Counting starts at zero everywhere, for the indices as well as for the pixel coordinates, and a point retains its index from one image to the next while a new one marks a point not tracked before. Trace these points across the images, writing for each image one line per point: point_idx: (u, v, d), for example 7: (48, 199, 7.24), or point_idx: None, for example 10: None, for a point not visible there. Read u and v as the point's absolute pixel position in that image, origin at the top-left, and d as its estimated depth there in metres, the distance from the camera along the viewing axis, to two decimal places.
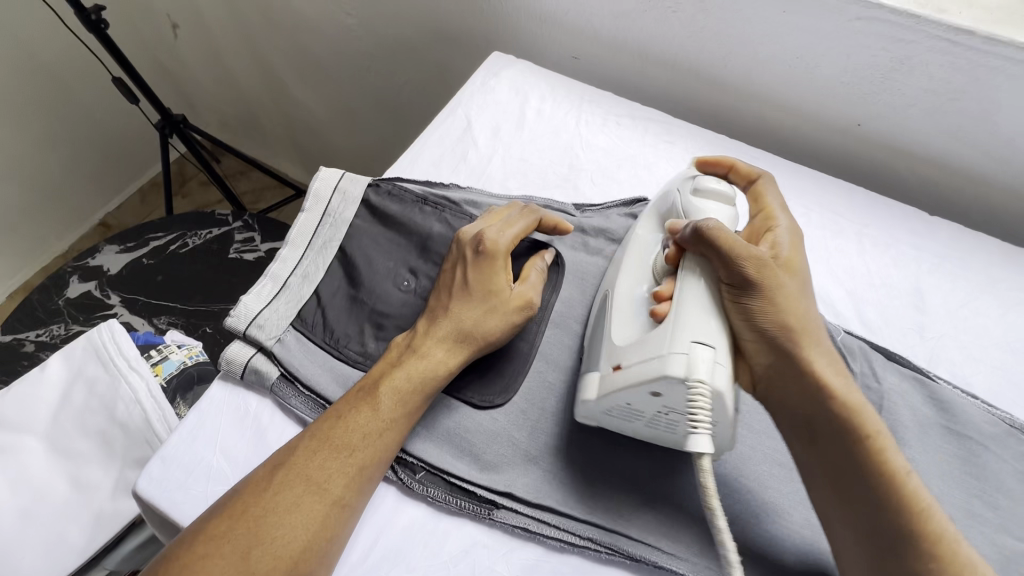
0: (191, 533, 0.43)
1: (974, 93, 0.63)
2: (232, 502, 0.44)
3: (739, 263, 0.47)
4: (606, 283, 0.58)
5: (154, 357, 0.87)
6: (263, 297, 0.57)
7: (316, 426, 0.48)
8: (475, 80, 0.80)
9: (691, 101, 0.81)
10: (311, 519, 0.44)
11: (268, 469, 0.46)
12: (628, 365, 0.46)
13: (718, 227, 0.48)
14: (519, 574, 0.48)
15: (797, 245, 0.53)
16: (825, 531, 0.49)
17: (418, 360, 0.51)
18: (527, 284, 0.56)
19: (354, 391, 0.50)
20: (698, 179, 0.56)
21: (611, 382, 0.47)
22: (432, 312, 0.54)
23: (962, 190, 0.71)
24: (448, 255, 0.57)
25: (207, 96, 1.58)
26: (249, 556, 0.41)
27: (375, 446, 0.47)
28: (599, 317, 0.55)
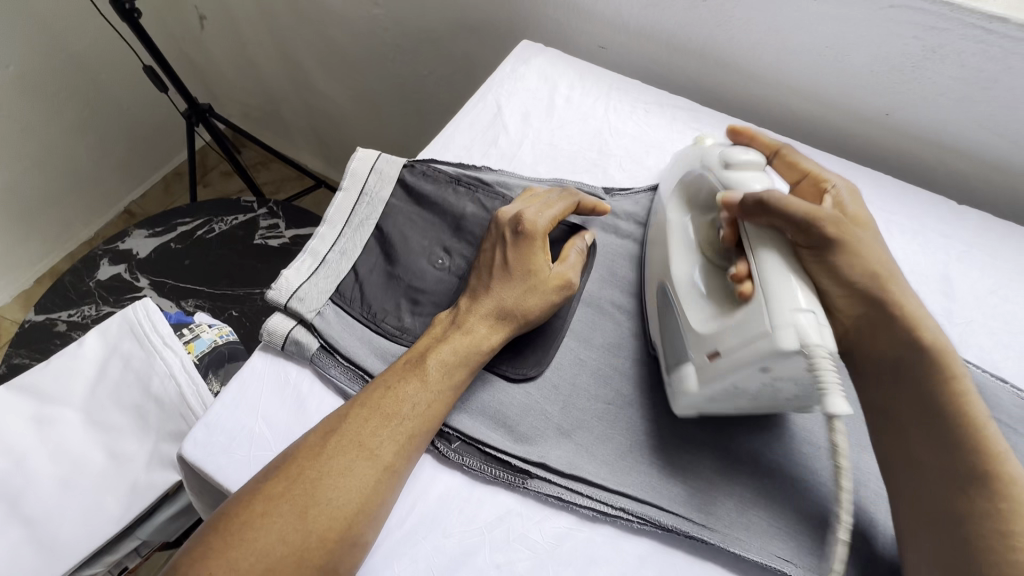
0: (246, 492, 0.45)
1: (1005, 82, 0.63)
2: (284, 463, 0.46)
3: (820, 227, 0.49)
4: (658, 268, 0.59)
5: (186, 335, 0.89)
6: (303, 272, 0.59)
7: (365, 395, 0.50)
8: (504, 67, 0.81)
9: (718, 91, 0.82)
10: (363, 484, 0.45)
11: (319, 435, 0.47)
12: (727, 347, 0.47)
13: (785, 199, 0.49)
14: (552, 541, 0.49)
15: (859, 204, 0.56)
16: (852, 507, 0.50)
17: (462, 336, 0.52)
18: (567, 265, 0.57)
19: (401, 363, 0.52)
20: (721, 154, 0.57)
21: (712, 368, 0.48)
22: (476, 290, 0.55)
23: (992, 181, 0.71)
24: (486, 237, 0.58)
25: (232, 87, 1.60)
26: (306, 515, 0.43)
27: (422, 416, 0.49)
28: (670, 302, 0.55)
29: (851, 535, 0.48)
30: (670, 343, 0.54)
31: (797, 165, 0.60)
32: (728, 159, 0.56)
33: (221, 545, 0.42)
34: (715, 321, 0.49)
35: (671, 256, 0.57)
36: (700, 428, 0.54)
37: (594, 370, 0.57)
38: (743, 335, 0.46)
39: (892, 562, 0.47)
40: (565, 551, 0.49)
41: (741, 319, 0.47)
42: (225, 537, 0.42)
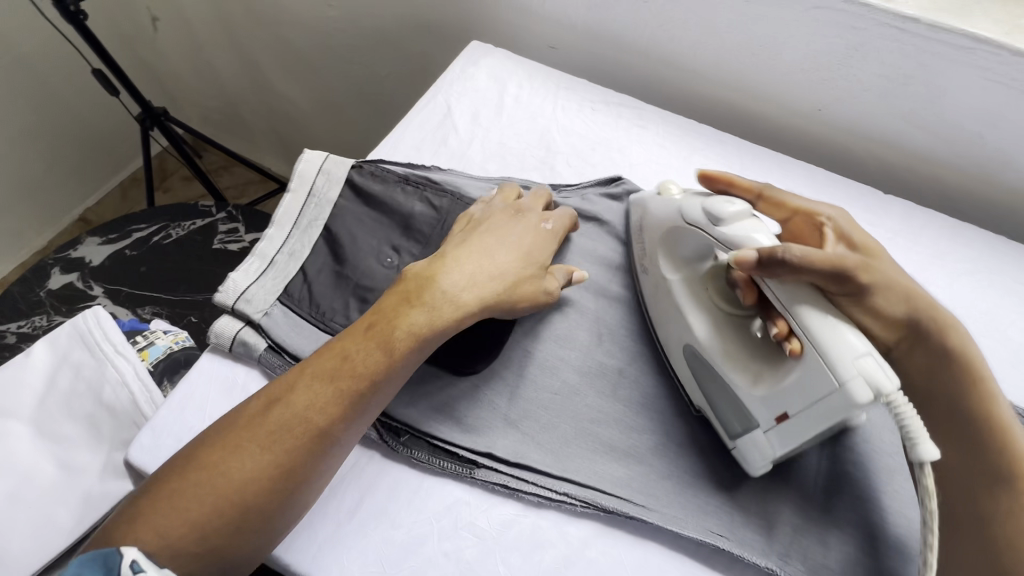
0: (192, 450, 0.46)
1: (920, 78, 0.67)
2: (230, 427, 0.46)
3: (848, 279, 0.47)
4: (672, 331, 0.57)
5: (140, 342, 0.87)
6: (250, 273, 0.59)
7: (318, 361, 0.49)
8: (454, 68, 0.82)
9: (663, 89, 0.85)
10: (305, 452, 0.46)
11: (275, 390, 0.48)
12: (797, 413, 0.47)
13: (798, 254, 0.47)
14: (499, 528, 0.51)
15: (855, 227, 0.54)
16: (782, 479, 0.52)
17: (434, 305, 0.51)
18: (559, 274, 0.59)
19: (363, 327, 0.51)
20: (704, 206, 0.55)
21: (784, 434, 0.48)
22: (454, 257, 0.55)
23: (915, 171, 0.75)
24: (488, 220, 0.59)
25: (189, 90, 1.57)
26: (249, 466, 0.45)
27: (374, 385, 0.49)
28: (707, 370, 0.54)
29: (781, 508, 0.51)
30: (721, 410, 0.53)
31: (781, 201, 0.57)
32: (710, 213, 0.53)
33: (159, 503, 0.43)
34: (770, 387, 0.49)
35: (686, 319, 0.56)
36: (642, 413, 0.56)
37: (540, 361, 0.58)
38: (805, 396, 0.46)
39: (816, 529, 0.50)
40: (511, 538, 0.50)
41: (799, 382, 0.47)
42: (163, 496, 0.43)
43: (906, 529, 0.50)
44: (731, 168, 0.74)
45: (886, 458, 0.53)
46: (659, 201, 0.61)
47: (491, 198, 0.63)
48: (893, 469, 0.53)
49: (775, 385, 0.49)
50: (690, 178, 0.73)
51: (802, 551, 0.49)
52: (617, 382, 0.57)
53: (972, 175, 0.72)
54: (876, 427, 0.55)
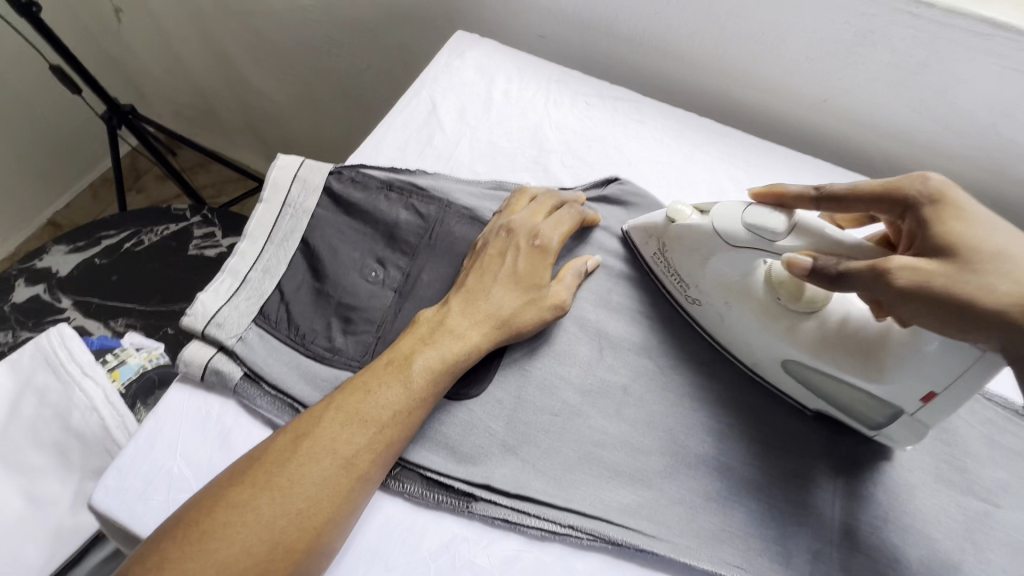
0: (208, 494, 0.42)
1: (935, 66, 0.63)
2: (249, 468, 0.43)
3: (962, 289, 0.39)
4: (760, 352, 0.53)
5: (111, 362, 0.82)
6: (221, 294, 0.54)
7: (342, 397, 0.46)
8: (437, 61, 0.77)
9: (658, 82, 0.80)
10: (335, 491, 0.43)
11: (288, 438, 0.44)
12: (947, 389, 0.43)
13: (888, 260, 0.41)
14: (500, 565, 0.47)
15: (971, 199, 0.45)
16: (800, 500, 0.49)
17: (451, 340, 0.50)
18: (564, 283, 0.56)
19: (382, 363, 0.49)
20: (745, 224, 0.50)
21: (935, 412, 0.45)
22: (468, 294, 0.53)
23: (924, 164, 0.72)
24: (493, 239, 0.56)
25: (159, 86, 1.49)
26: (273, 523, 0.41)
27: (402, 421, 0.46)
28: (815, 373, 0.50)
29: (798, 532, 0.48)
30: (849, 406, 0.50)
31: (856, 189, 0.48)
32: (758, 230, 0.49)
33: (176, 553, 0.39)
34: (900, 373, 0.45)
35: (770, 335, 0.52)
36: (649, 434, 0.52)
37: (539, 380, 0.54)
38: (950, 369, 0.43)
39: (837, 555, 0.47)
40: None
41: (934, 360, 0.43)
42: (181, 548, 0.39)
43: (932, 551, 0.47)
44: (736, 165, 0.70)
45: (909, 475, 0.50)
46: (675, 228, 0.56)
47: (500, 214, 0.60)
48: (916, 487, 0.50)
49: (905, 369, 0.45)
50: (692, 175, 0.69)
51: None
52: (622, 401, 0.54)
53: (984, 168, 0.69)
54: None
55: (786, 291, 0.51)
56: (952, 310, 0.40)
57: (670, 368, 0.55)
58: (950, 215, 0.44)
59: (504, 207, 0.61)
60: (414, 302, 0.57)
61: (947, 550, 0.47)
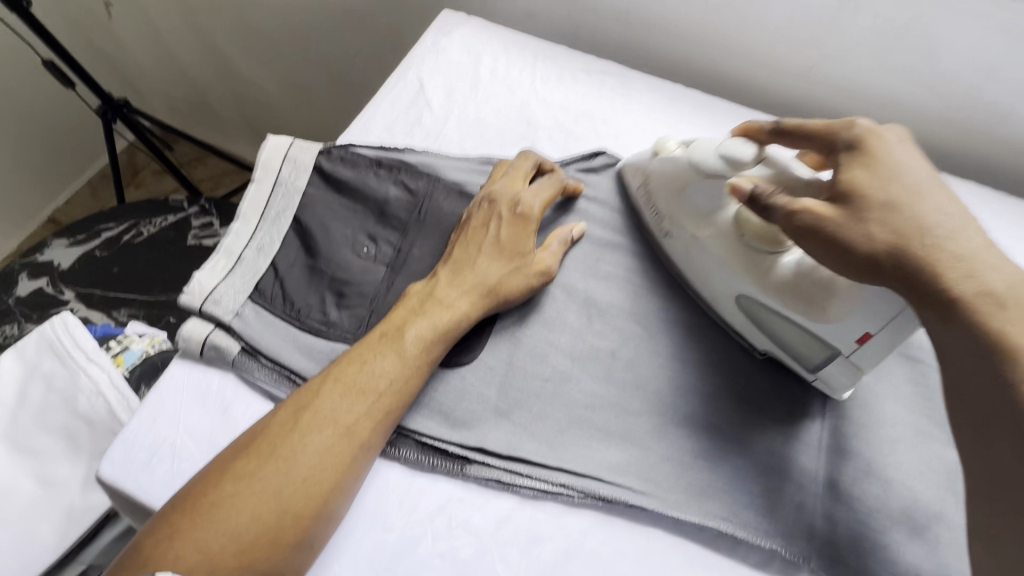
0: (216, 468, 0.44)
1: (917, 29, 0.63)
2: (253, 441, 0.45)
3: (848, 235, 0.43)
4: (713, 284, 0.55)
5: (114, 348, 0.84)
6: (217, 272, 0.56)
7: (339, 368, 0.48)
8: (424, 41, 0.78)
9: (645, 56, 0.81)
10: (338, 459, 0.44)
11: (289, 411, 0.46)
12: (880, 330, 0.46)
13: (800, 201, 0.46)
14: (494, 524, 0.49)
15: (895, 145, 0.46)
16: (785, 455, 0.51)
17: (442, 310, 0.51)
18: (549, 251, 0.57)
19: (376, 335, 0.50)
20: (717, 154, 0.52)
21: (869, 352, 0.47)
22: (456, 265, 0.54)
23: (910, 129, 0.72)
24: (478, 211, 0.57)
25: (152, 80, 1.49)
26: (280, 491, 0.42)
27: (399, 389, 0.48)
28: (764, 311, 0.52)
29: (783, 485, 0.50)
30: (790, 345, 0.52)
31: (804, 129, 0.51)
32: (729, 160, 0.51)
33: (186, 524, 0.41)
34: (843, 313, 0.47)
35: (727, 271, 0.53)
36: (638, 397, 0.54)
37: (529, 348, 0.55)
38: (886, 308, 0.44)
39: (821, 507, 0.49)
40: (507, 534, 0.48)
41: (871, 302, 0.45)
42: (191, 518, 0.41)
43: (912, 499, 0.48)
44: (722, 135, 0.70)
45: (891, 429, 0.51)
46: (658, 160, 0.59)
47: (483, 186, 0.61)
48: (898, 440, 0.51)
49: (845, 310, 0.47)
50: None
51: (807, 531, 0.48)
52: (610, 365, 0.55)
53: (969, 130, 0.69)
54: (881, 397, 0.53)
55: (754, 232, 0.51)
56: (841, 254, 0.43)
57: (658, 333, 0.57)
58: (864, 161, 0.45)
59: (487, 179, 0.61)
60: (406, 276, 0.58)
61: (927, 498, 0.48)
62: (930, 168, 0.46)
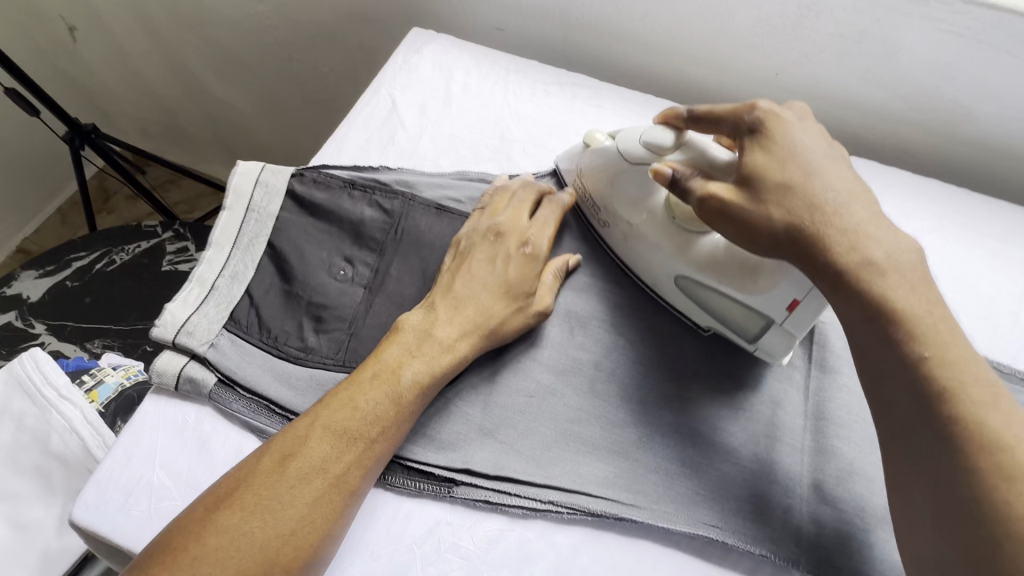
0: (196, 516, 0.43)
1: (876, 34, 0.65)
2: (236, 490, 0.43)
3: (751, 216, 0.45)
4: (654, 266, 0.57)
5: (88, 382, 0.81)
6: (190, 303, 0.54)
7: (328, 412, 0.47)
8: (395, 59, 0.78)
9: (615, 67, 0.82)
10: (327, 511, 0.44)
11: (275, 459, 0.45)
12: (805, 300, 0.48)
13: (710, 184, 0.47)
14: (484, 547, 0.48)
15: (792, 127, 0.47)
16: (770, 460, 0.51)
17: (438, 352, 0.51)
18: (545, 287, 0.57)
19: (367, 376, 0.49)
20: (642, 143, 0.54)
21: (799, 318, 0.50)
22: (456, 300, 0.53)
23: (873, 128, 0.74)
24: (481, 245, 0.56)
25: (121, 104, 1.47)
26: (266, 545, 0.41)
27: (388, 436, 0.47)
28: (700, 288, 0.55)
29: (770, 490, 0.50)
30: (729, 320, 0.55)
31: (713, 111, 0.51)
32: (652, 147, 0.53)
33: None
34: (768, 286, 0.49)
35: (665, 253, 0.55)
36: (623, 408, 0.54)
37: (512, 364, 0.55)
38: (802, 279, 0.47)
39: (807, 508, 0.49)
40: (497, 556, 0.48)
41: (795, 268, 0.47)
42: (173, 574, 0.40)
43: None
44: None
45: (873, 428, 0.52)
46: (588, 154, 0.61)
47: (482, 213, 0.60)
48: None
49: (771, 285, 0.49)
50: None
51: (796, 535, 0.48)
52: (594, 378, 0.55)
53: (931, 128, 0.71)
54: (861, 396, 0.54)
55: (683, 214, 0.54)
56: (748, 232, 0.46)
57: (640, 344, 0.57)
58: (764, 146, 0.47)
59: (486, 205, 0.60)
60: (385, 297, 0.57)
61: None
62: (827, 143, 0.48)
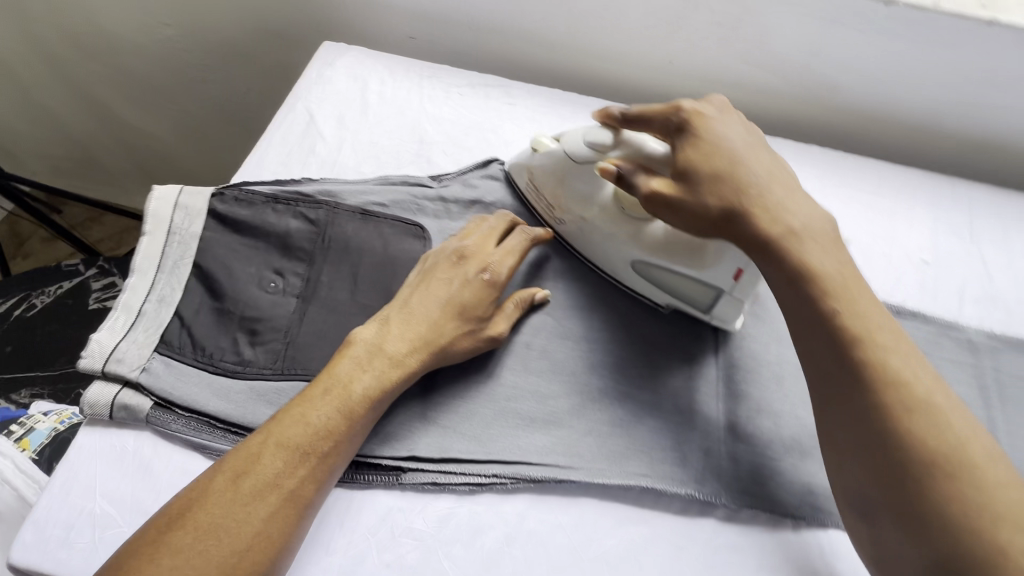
0: (146, 539, 0.42)
1: (747, 20, 0.72)
2: (188, 511, 0.43)
3: (693, 204, 0.51)
4: (611, 255, 0.61)
5: (17, 432, 0.78)
6: (117, 330, 0.54)
7: (281, 429, 0.47)
8: (309, 73, 0.79)
9: (525, 65, 0.86)
10: (281, 526, 0.44)
11: (227, 477, 0.44)
12: (747, 265, 0.54)
13: (653, 179, 0.53)
14: (436, 525, 0.51)
15: (722, 123, 0.54)
16: (690, 409, 0.56)
17: (388, 365, 0.52)
18: (504, 313, 0.58)
19: (319, 391, 0.49)
20: (587, 143, 0.59)
21: (743, 285, 0.55)
22: (406, 314, 0.54)
23: (758, 104, 0.82)
24: (445, 272, 0.57)
25: (21, 142, 1.36)
26: (218, 563, 0.41)
27: (342, 450, 0.48)
28: (656, 268, 0.59)
29: (692, 435, 0.55)
30: (684, 294, 0.59)
31: (650, 113, 0.56)
32: (597, 146, 0.58)
33: None
34: (714, 260, 0.54)
35: (620, 240, 0.60)
36: (555, 381, 0.57)
37: None
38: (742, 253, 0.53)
39: (724, 447, 0.55)
40: (450, 532, 0.50)
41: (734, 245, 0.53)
42: None
43: (799, 426, 0.55)
44: None
45: (774, 369, 0.58)
46: (538, 157, 0.65)
47: (453, 237, 0.61)
48: (783, 377, 0.58)
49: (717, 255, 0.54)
50: None
51: (717, 472, 0.53)
52: (526, 356, 0.58)
53: (807, 99, 0.79)
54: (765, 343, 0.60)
55: (629, 203, 0.58)
56: (693, 219, 0.51)
57: (566, 320, 0.61)
58: (704, 138, 0.53)
59: (458, 231, 0.62)
60: (318, 304, 0.59)
61: (811, 422, 0.56)
62: (746, 131, 0.55)
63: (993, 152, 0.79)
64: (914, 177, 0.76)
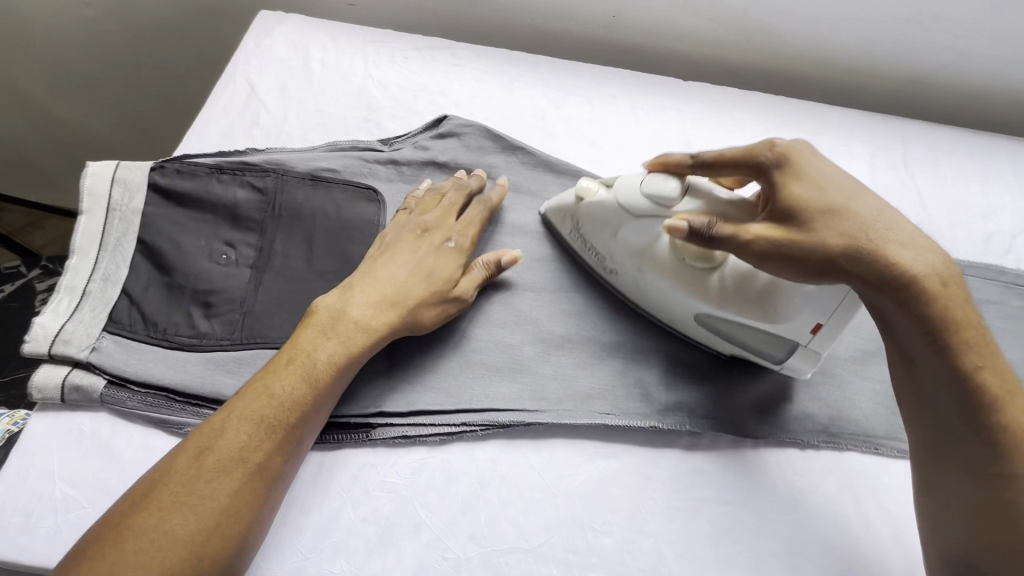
0: (112, 522, 0.41)
1: None
2: (153, 490, 0.42)
3: (802, 248, 0.44)
4: (673, 306, 0.56)
5: None
6: (62, 312, 0.52)
7: (245, 403, 0.46)
8: (246, 43, 0.76)
9: (469, 26, 0.85)
10: (250, 499, 0.44)
11: (192, 455, 0.44)
12: (829, 319, 0.48)
13: (746, 228, 0.46)
14: (410, 477, 0.51)
15: (813, 157, 0.47)
16: (650, 348, 0.58)
17: (353, 331, 0.51)
18: (470, 274, 0.57)
19: (282, 361, 0.49)
20: (643, 195, 0.52)
21: (822, 339, 0.50)
22: (367, 279, 0.54)
23: (702, 54, 0.84)
24: (410, 244, 0.57)
25: None
26: (187, 538, 0.41)
27: (309, 419, 0.48)
28: (722, 322, 0.53)
29: (652, 371, 0.57)
30: (750, 344, 0.54)
31: (725, 157, 0.50)
32: (657, 199, 0.51)
33: None
34: (792, 312, 0.49)
35: (679, 294, 0.54)
36: (518, 330, 0.58)
37: None
38: (829, 301, 0.47)
39: (684, 379, 0.57)
40: (423, 482, 0.51)
41: (814, 294, 0.47)
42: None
43: None
44: (550, 87, 0.77)
45: None
46: (585, 206, 0.58)
47: (410, 210, 0.61)
48: None
49: (795, 307, 0.49)
50: (513, 103, 0.75)
51: (678, 403, 0.56)
52: (489, 310, 0.59)
53: (748, 46, 0.81)
54: None
55: (692, 254, 0.52)
56: (801, 265, 0.45)
57: (526, 272, 0.61)
58: (798, 175, 0.46)
59: (413, 205, 0.61)
60: (273, 272, 0.58)
61: None
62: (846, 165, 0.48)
63: (922, 89, 0.83)
64: (850, 116, 0.79)
